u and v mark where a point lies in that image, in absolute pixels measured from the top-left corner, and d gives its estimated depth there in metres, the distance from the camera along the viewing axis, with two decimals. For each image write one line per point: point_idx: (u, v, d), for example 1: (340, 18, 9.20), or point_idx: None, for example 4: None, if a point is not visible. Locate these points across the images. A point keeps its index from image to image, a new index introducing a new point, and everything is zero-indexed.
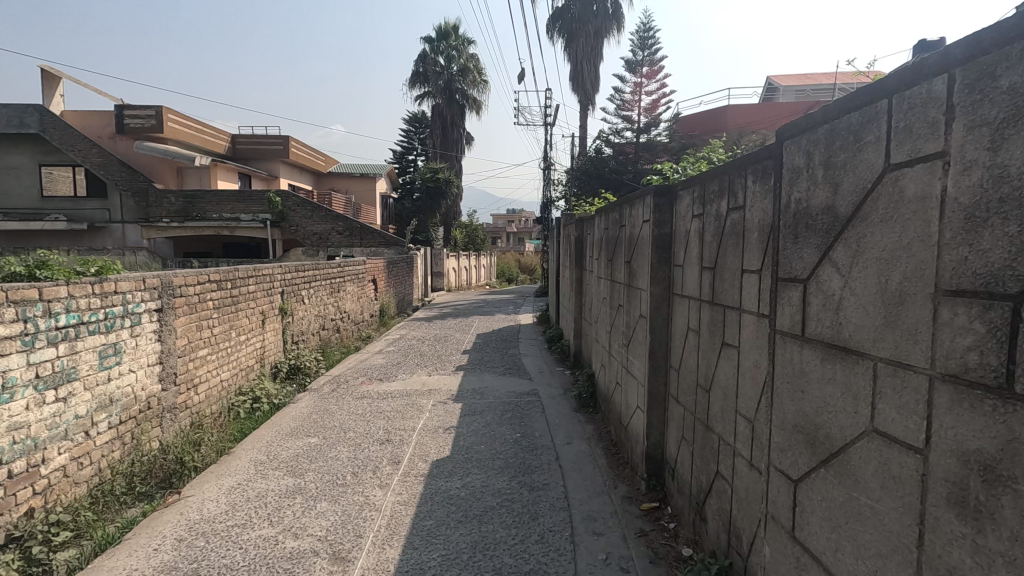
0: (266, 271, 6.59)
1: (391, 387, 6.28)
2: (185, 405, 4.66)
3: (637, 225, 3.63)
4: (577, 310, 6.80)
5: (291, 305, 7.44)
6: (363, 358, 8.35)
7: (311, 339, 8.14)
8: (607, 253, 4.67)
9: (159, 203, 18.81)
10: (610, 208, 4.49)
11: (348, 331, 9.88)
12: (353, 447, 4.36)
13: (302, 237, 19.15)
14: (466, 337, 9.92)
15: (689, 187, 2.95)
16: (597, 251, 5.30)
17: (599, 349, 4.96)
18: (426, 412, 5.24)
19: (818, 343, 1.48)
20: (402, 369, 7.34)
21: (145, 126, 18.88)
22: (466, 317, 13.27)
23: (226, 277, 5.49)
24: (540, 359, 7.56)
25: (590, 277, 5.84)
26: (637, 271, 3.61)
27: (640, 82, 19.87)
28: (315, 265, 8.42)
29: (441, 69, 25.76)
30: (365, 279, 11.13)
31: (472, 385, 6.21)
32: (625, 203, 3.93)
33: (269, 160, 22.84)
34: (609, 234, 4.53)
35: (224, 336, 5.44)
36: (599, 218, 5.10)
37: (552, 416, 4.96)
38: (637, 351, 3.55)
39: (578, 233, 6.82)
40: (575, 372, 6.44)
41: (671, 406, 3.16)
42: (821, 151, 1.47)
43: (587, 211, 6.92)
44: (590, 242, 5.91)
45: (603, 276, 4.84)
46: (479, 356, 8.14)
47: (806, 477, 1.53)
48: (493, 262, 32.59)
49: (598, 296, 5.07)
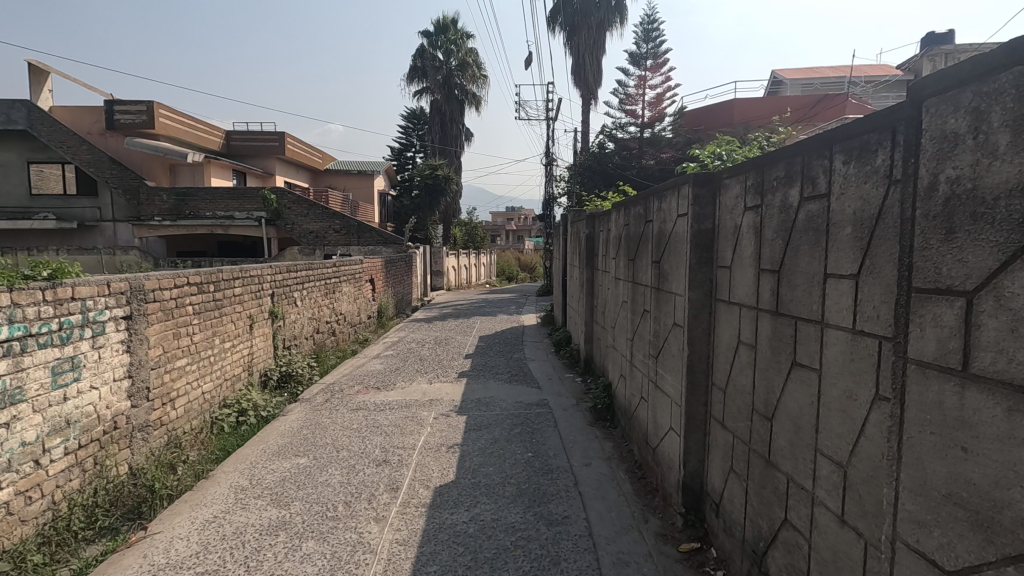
0: (254, 272, 6.12)
1: (388, 397, 5.82)
2: (161, 423, 4.20)
3: (668, 219, 3.17)
4: (587, 313, 6.36)
5: (282, 308, 6.99)
6: (359, 364, 7.90)
7: (305, 344, 7.69)
8: (627, 252, 4.23)
9: (151, 201, 18.31)
10: (632, 201, 4.04)
11: (344, 334, 9.44)
12: (346, 470, 3.90)
13: (299, 235, 18.71)
14: (468, 340, 9.48)
15: (739, 174, 2.51)
16: (613, 249, 4.86)
17: (617, 357, 4.52)
18: (426, 427, 4.78)
19: (999, 387, 1.03)
20: (401, 376, 6.89)
21: (135, 123, 18.36)
22: (468, 318, 12.81)
23: (209, 280, 5.04)
24: (548, 364, 7.12)
25: (605, 277, 5.40)
26: (669, 272, 3.16)
27: (644, 76, 19.46)
28: (309, 265, 7.98)
29: (440, 64, 25.34)
30: (362, 279, 10.70)
31: (477, 395, 5.75)
32: (652, 194, 3.48)
33: (264, 157, 22.37)
34: (630, 230, 4.08)
35: (206, 343, 4.97)
36: (616, 213, 4.65)
37: (567, 432, 4.51)
38: (671, 364, 3.11)
39: (588, 230, 6.39)
40: (588, 380, 5.99)
41: (715, 430, 2.72)
42: (1006, 109, 1.02)
43: (599, 207, 6.49)
44: (605, 240, 5.46)
45: (622, 277, 4.40)
46: (483, 360, 7.69)
47: (972, 572, 1.08)
48: (493, 260, 32.16)
49: (616, 299, 4.62)
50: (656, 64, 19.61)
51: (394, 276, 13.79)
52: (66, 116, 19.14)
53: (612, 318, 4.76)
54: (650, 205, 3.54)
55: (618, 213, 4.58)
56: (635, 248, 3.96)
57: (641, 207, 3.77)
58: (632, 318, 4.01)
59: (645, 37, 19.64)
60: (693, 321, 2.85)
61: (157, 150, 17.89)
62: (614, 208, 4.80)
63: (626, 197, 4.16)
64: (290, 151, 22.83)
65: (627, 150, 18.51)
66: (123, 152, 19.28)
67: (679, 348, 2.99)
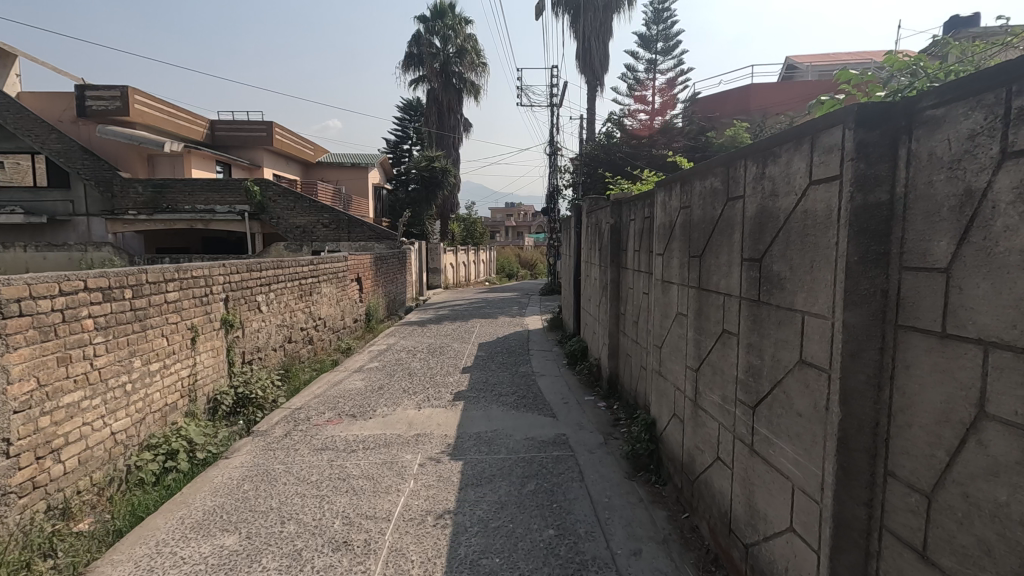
0: (198, 272, 4.91)
1: (365, 430, 4.61)
2: (33, 486, 3.01)
3: (784, 189, 1.98)
4: (613, 322, 5.18)
5: (241, 316, 5.78)
6: (338, 380, 6.68)
7: (271, 357, 6.48)
8: (686, 244, 3.03)
9: (125, 193, 16.98)
10: (697, 171, 2.84)
11: (323, 341, 8.27)
12: (289, 562, 2.70)
13: (285, 230, 17.47)
14: (466, 349, 8.24)
15: (980, 93, 1.29)
16: (657, 242, 3.64)
17: (667, 387, 3.35)
18: (410, 480, 3.60)
19: None
20: (384, 398, 5.66)
21: (109, 109, 17.08)
22: (466, 321, 11.58)
23: (121, 283, 3.82)
24: (562, 384, 5.89)
25: (642, 279, 4.24)
26: (786, 274, 1.95)
27: (654, 59, 18.18)
28: (279, 263, 6.80)
29: (437, 51, 24.06)
30: (347, 278, 9.54)
31: (477, 427, 4.54)
32: (745, 154, 2.29)
33: (250, 148, 21.15)
34: (695, 215, 2.88)
35: (117, 369, 3.75)
36: (661, 191, 3.47)
37: (598, 494, 3.30)
38: (791, 425, 1.92)
39: (611, 220, 5.20)
40: (617, 409, 4.78)
41: (901, 560, 1.51)
42: None
43: (627, 192, 5.26)
44: (640, 232, 4.29)
45: (675, 279, 3.21)
46: (483, 375, 6.50)
47: None
48: (492, 257, 30.90)
49: (663, 307, 3.44)
50: (668, 48, 18.35)
51: (385, 274, 12.55)
52: (36, 102, 17.88)
53: (657, 333, 3.58)
54: (738, 170, 2.35)
55: (666, 193, 3.40)
56: (703, 240, 2.76)
57: (717, 176, 2.57)
58: (697, 336, 2.84)
59: (655, 18, 18.34)
60: (850, 361, 1.64)
61: (131, 138, 16.61)
62: (657, 186, 3.59)
63: (686, 168, 2.96)
64: (278, 142, 21.60)
65: (638, 139, 17.21)
66: (96, 141, 17.99)
67: (814, 403, 1.79)
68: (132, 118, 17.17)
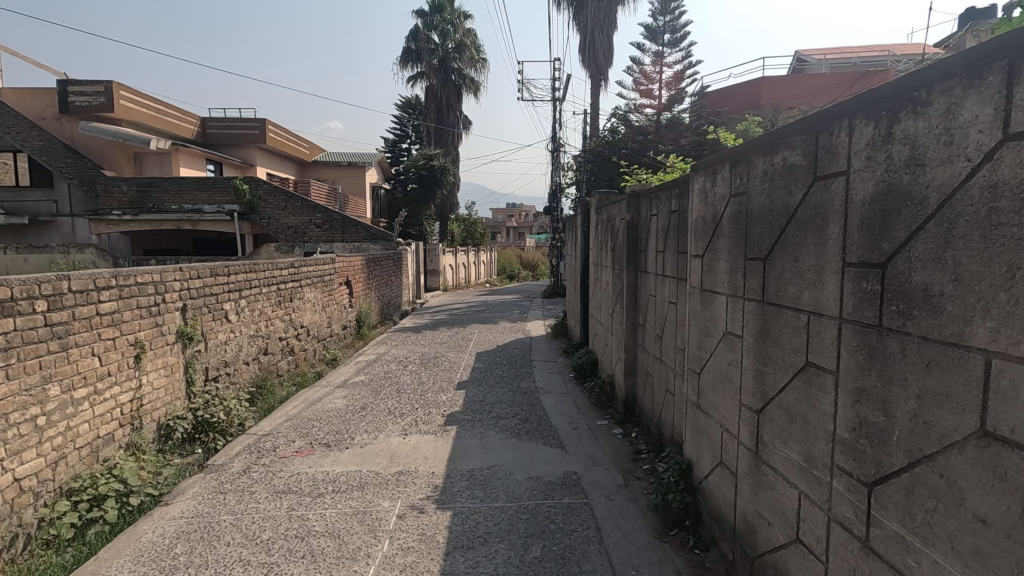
0: (144, 277, 4.19)
1: (339, 466, 3.89)
2: None
3: (949, 154, 1.22)
4: (631, 334, 4.48)
5: (203, 327, 5.07)
6: (318, 397, 5.96)
7: (242, 372, 5.77)
8: (740, 246, 2.30)
9: (109, 192, 16.25)
10: (759, 145, 2.12)
11: (306, 352, 7.56)
12: None
13: (275, 231, 16.76)
14: (462, 359, 7.50)
15: None
16: (693, 241, 2.91)
17: (710, 425, 2.63)
18: (384, 540, 2.86)
19: None
20: (366, 422, 4.94)
21: (93, 105, 16.35)
22: (463, 326, 10.83)
23: (28, 292, 3.10)
24: (569, 404, 5.17)
25: (671, 285, 3.54)
26: (949, 290, 1.22)
27: (660, 52, 17.47)
28: (254, 267, 6.12)
29: (435, 46, 23.39)
30: (335, 282, 8.86)
31: (471, 463, 3.80)
32: (853, 109, 1.55)
33: (242, 146, 20.52)
34: (757, 207, 2.14)
35: (20, 401, 3.03)
36: (700, 176, 2.75)
37: (623, 565, 2.56)
38: (963, 537, 1.17)
39: (627, 216, 4.50)
40: (638, 440, 4.07)
41: None
42: None
43: (647, 183, 4.55)
44: (669, 228, 3.59)
45: (721, 289, 2.49)
46: (481, 391, 5.79)
47: None
48: (493, 258, 30.18)
49: (703, 321, 2.72)
50: (675, 39, 17.60)
51: (378, 277, 11.83)
52: (17, 99, 17.20)
53: (694, 353, 2.86)
54: (839, 135, 1.62)
55: (707, 177, 2.68)
56: (771, 238, 2.02)
57: (796, 147, 1.85)
58: (760, 366, 2.11)
59: (662, 9, 17.58)
60: None
61: (116, 135, 15.90)
62: (694, 171, 2.86)
63: (742, 143, 2.24)
64: (271, 140, 20.91)
65: (644, 134, 16.58)
66: (79, 138, 17.27)
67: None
68: (117, 114, 16.47)
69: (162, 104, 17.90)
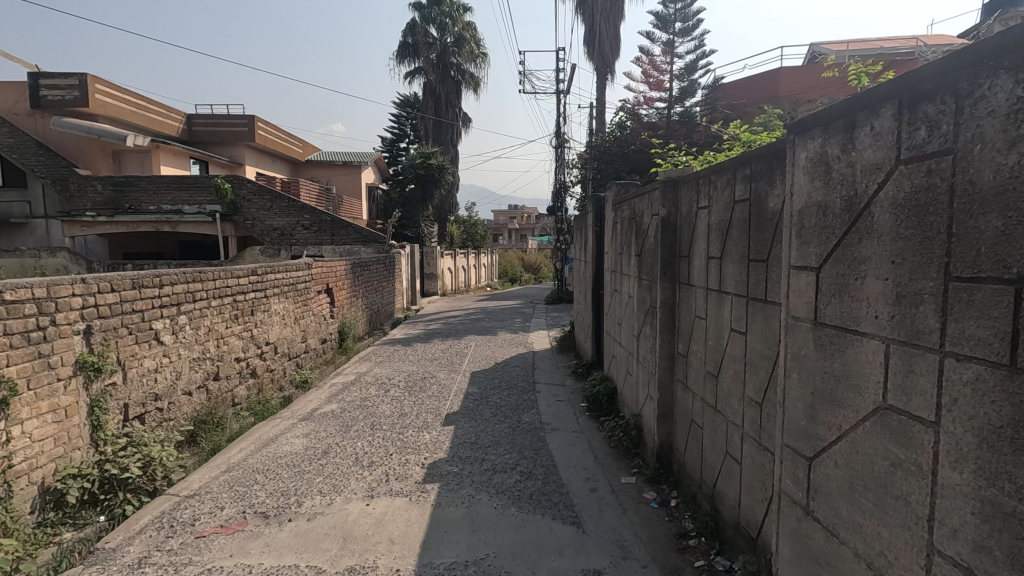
0: (13, 293, 3.13)
1: (271, 556, 2.82)
2: None
3: None
4: (667, 367, 3.42)
5: (119, 353, 4.00)
6: (274, 435, 4.87)
7: (181, 406, 4.71)
8: (931, 252, 1.22)
9: (83, 192, 15.17)
10: (1001, 55, 1.05)
11: (272, 373, 6.49)
12: None
13: (260, 233, 15.73)
14: (455, 382, 6.39)
15: None
16: (792, 242, 1.83)
17: (837, 553, 1.56)
18: None
19: None
20: (327, 474, 3.87)
21: (66, 100, 15.33)
22: (459, 338, 9.73)
23: None
24: (583, 449, 4.10)
25: (740, 309, 2.48)
26: None
27: (671, 41, 16.36)
28: (199, 275, 5.06)
29: (433, 40, 22.43)
30: (312, 289, 7.82)
31: (453, 554, 2.73)
32: None
33: (230, 145, 19.51)
34: (1002, 176, 1.05)
35: None
36: (815, 135, 1.68)
37: None
38: None
39: (659, 210, 3.45)
40: (683, 516, 2.99)
41: None
42: None
43: (687, 168, 3.49)
44: (737, 228, 2.53)
45: (869, 329, 1.43)
46: (474, 428, 4.72)
47: None
48: (494, 261, 29.12)
49: (818, 375, 1.66)
50: (687, 28, 16.49)
51: (366, 283, 10.75)
52: None
53: (794, 424, 1.80)
54: None
55: (828, 136, 1.62)
56: None
57: None
58: (1005, 500, 1.04)
59: None
60: None
61: (90, 132, 14.83)
62: (793, 132, 1.82)
63: (942, 60, 1.17)
64: (260, 138, 19.92)
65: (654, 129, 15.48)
66: (53, 136, 16.21)
67: None
68: (93, 109, 15.46)
69: (144, 99, 16.91)
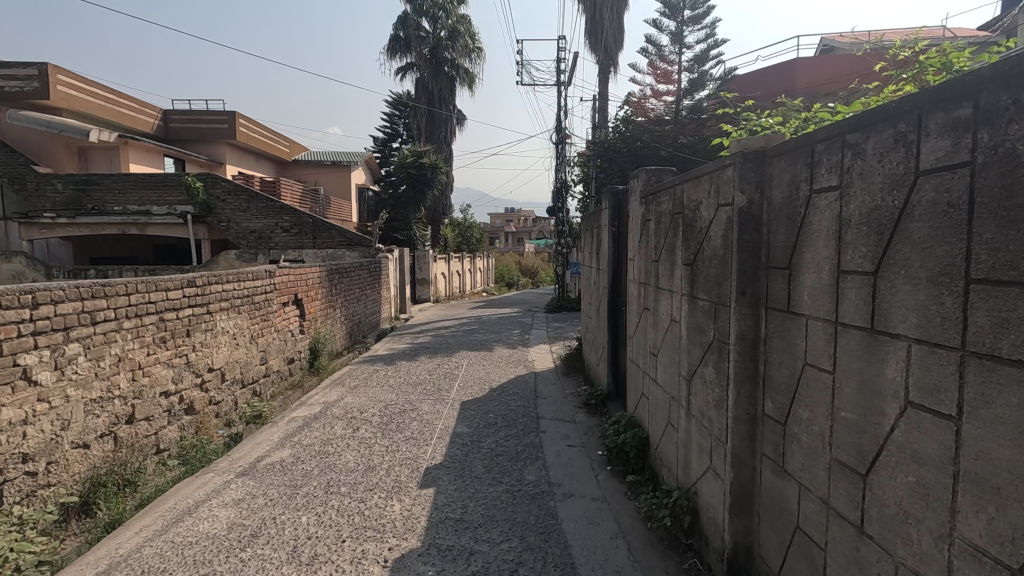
0: None
1: None
2: None
3: None
4: (746, 434, 2.27)
5: None
6: (197, 501, 3.67)
7: (70, 466, 3.52)
8: None
9: (42, 192, 13.94)
10: None
11: (216, 406, 5.30)
12: None
13: (237, 236, 14.53)
14: (440, 418, 5.21)
15: None
16: None
17: None
18: None
19: None
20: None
21: (24, 91, 14.11)
22: (449, 355, 8.57)
23: None
24: (612, 536, 2.94)
25: (939, 372, 1.34)
26: None
27: (679, 30, 15.30)
28: (105, 287, 3.89)
29: (425, 34, 21.29)
30: (274, 301, 6.64)
31: None
32: None
33: (208, 142, 18.34)
34: None
35: None
36: None
37: None
38: None
39: (732, 198, 2.30)
40: None
41: None
42: None
43: (772, 136, 2.35)
44: (924, 222, 1.39)
45: None
46: (461, 492, 3.55)
47: None
48: (491, 265, 27.98)
49: None
50: (695, 17, 15.44)
51: (347, 292, 9.57)
52: None
53: None
54: None
55: None
56: None
57: None
58: None
59: None
60: None
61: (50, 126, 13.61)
62: None
63: None
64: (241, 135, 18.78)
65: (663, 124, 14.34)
66: (12, 131, 15.00)
67: None
68: (55, 101, 14.28)
69: (113, 93, 15.77)
